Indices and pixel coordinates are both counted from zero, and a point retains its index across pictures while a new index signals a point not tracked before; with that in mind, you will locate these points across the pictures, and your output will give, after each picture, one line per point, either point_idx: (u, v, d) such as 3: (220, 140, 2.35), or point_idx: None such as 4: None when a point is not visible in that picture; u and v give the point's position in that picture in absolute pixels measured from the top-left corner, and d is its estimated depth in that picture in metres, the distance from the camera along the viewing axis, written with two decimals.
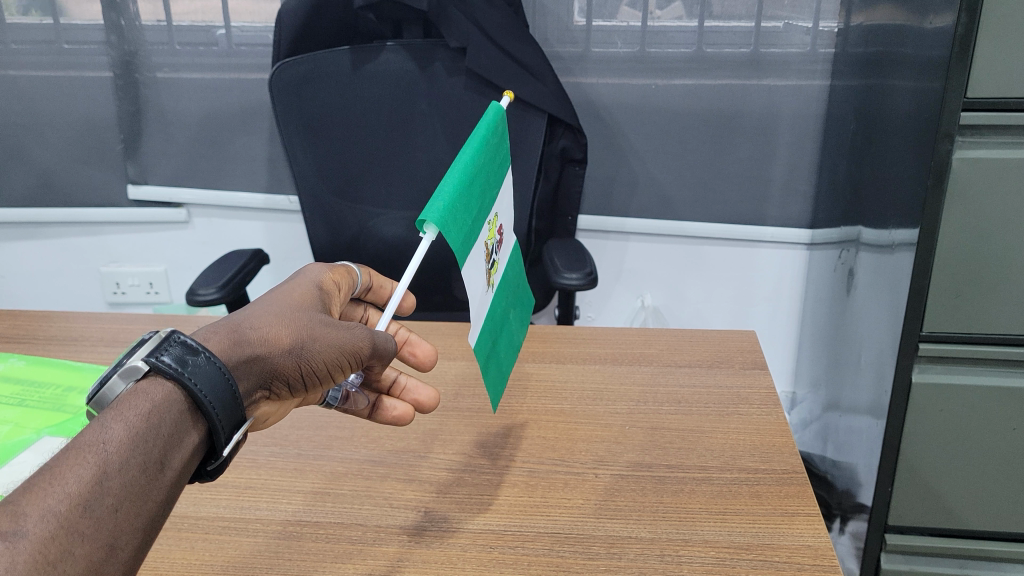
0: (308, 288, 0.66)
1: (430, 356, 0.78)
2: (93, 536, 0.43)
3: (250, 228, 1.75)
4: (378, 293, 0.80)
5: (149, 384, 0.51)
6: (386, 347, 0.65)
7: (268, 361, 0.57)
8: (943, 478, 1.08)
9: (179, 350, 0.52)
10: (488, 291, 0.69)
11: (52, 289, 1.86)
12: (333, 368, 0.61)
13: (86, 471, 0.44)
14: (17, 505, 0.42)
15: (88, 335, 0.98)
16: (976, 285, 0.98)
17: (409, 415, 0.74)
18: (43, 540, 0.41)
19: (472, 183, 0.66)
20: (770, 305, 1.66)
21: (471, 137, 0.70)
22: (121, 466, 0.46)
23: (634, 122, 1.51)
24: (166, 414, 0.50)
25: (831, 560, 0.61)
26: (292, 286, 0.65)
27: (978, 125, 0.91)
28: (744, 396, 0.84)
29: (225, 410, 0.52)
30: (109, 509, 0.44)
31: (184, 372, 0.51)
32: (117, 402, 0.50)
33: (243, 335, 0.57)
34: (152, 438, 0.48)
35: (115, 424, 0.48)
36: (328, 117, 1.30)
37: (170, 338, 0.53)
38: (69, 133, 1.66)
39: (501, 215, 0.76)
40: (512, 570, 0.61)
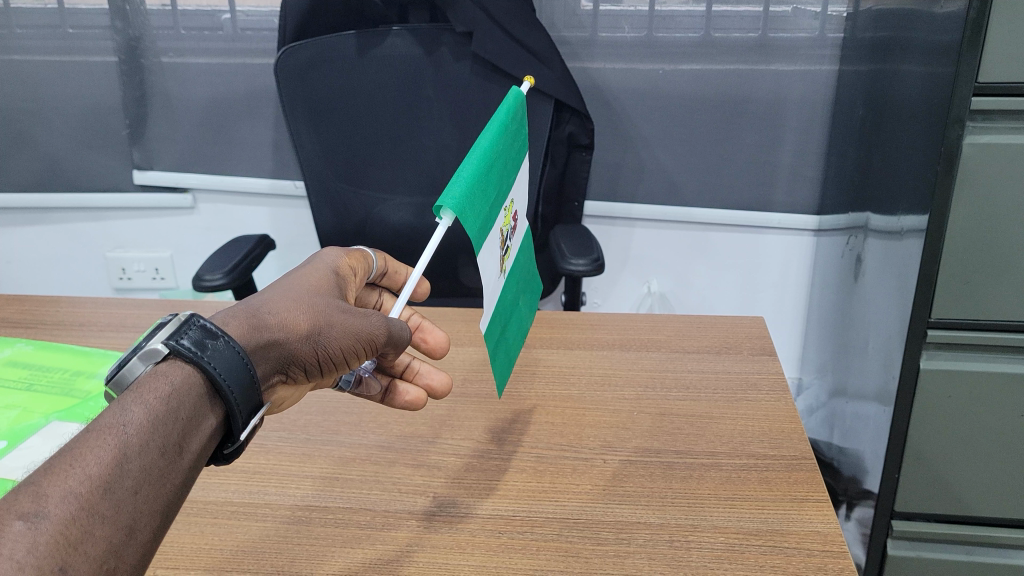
0: (323, 270, 0.66)
1: (442, 345, 0.78)
2: (113, 518, 0.43)
3: (255, 213, 1.75)
4: (393, 279, 0.80)
5: (169, 371, 0.51)
6: (400, 336, 0.65)
7: (287, 346, 0.57)
8: (950, 464, 1.08)
9: (200, 335, 0.52)
10: (501, 278, 0.69)
11: (58, 275, 1.86)
12: (346, 356, 0.61)
13: (106, 453, 0.44)
14: (38, 486, 0.42)
15: (95, 320, 0.98)
16: (987, 270, 0.98)
17: (422, 400, 0.74)
18: (65, 521, 0.41)
19: (490, 170, 0.66)
20: (777, 290, 1.66)
21: (490, 123, 0.69)
22: (143, 449, 0.46)
23: (641, 108, 1.51)
24: (185, 397, 0.50)
25: (841, 546, 0.60)
26: (305, 269, 0.65)
27: (989, 111, 0.91)
28: (752, 381, 0.83)
29: (243, 394, 0.52)
30: (128, 492, 0.44)
31: (205, 358, 0.51)
32: (136, 388, 0.49)
33: (263, 319, 0.57)
34: (171, 421, 0.48)
35: (135, 406, 0.47)
36: (334, 103, 1.30)
37: (189, 324, 0.52)
38: (74, 117, 1.65)
39: (516, 203, 0.76)
40: (520, 555, 0.60)
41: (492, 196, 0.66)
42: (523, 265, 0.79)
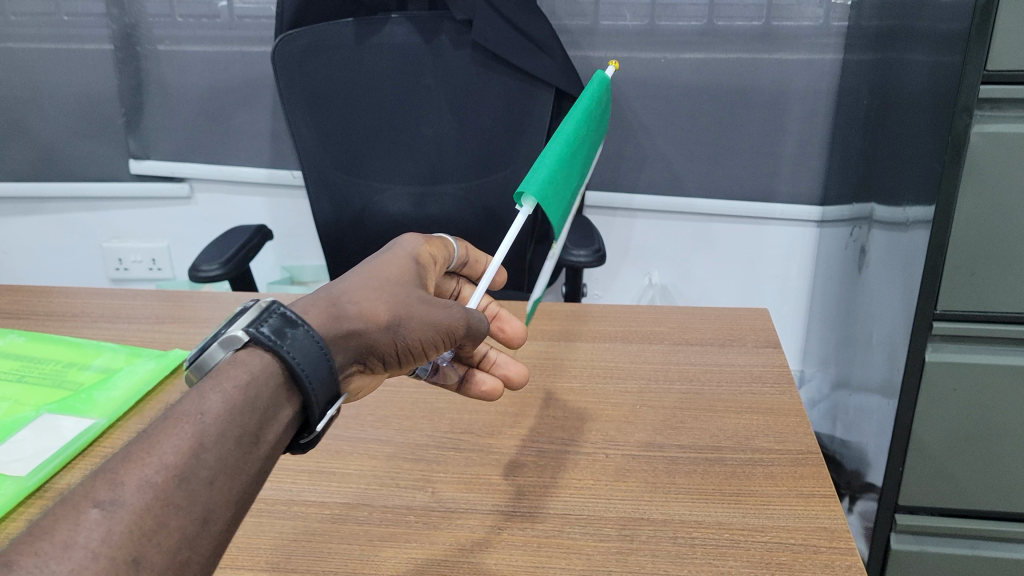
0: (400, 255, 0.64)
1: (518, 334, 0.76)
2: (187, 508, 0.40)
3: (254, 204, 1.74)
4: (473, 268, 0.79)
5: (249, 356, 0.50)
6: (478, 328, 0.64)
7: (365, 337, 0.56)
8: (955, 458, 1.07)
9: (281, 322, 0.51)
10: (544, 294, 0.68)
11: (54, 265, 1.85)
12: (423, 348, 0.60)
13: (184, 441, 0.42)
14: (114, 473, 0.40)
15: (89, 310, 0.97)
16: (994, 262, 0.96)
17: (497, 392, 0.72)
18: (139, 510, 0.38)
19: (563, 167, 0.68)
20: (779, 282, 1.65)
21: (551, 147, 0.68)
22: (224, 434, 0.44)
23: (642, 97, 1.49)
24: (263, 386, 0.48)
25: (849, 542, 0.59)
26: (384, 254, 0.63)
27: (997, 99, 0.89)
28: (757, 374, 0.82)
29: (321, 385, 0.51)
30: (204, 482, 0.42)
31: (284, 346, 0.50)
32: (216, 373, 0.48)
33: (340, 309, 0.56)
34: (249, 410, 0.46)
35: (213, 394, 0.46)
36: (332, 91, 1.28)
37: (268, 311, 0.51)
38: (69, 106, 1.63)
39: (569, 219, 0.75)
40: (520, 551, 0.59)
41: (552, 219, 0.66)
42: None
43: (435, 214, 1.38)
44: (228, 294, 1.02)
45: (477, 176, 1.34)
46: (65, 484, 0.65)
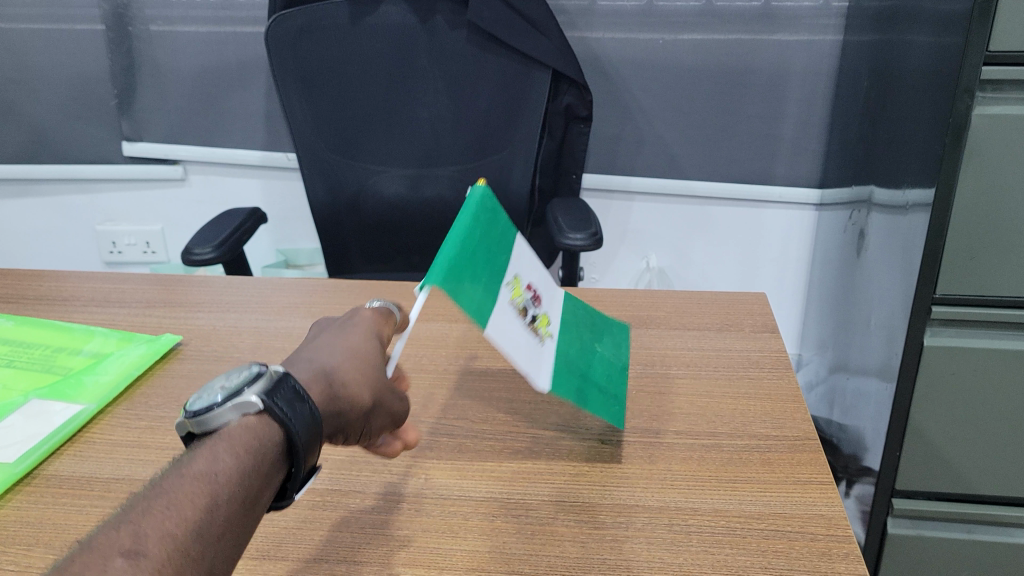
0: (361, 320, 0.64)
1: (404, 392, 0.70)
2: (201, 561, 0.40)
3: (248, 186, 1.72)
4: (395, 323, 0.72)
5: (255, 425, 0.49)
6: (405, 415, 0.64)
7: (351, 411, 0.56)
8: (952, 442, 1.07)
9: (289, 393, 0.51)
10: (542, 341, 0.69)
11: (47, 248, 1.84)
12: (381, 432, 0.60)
13: (200, 498, 0.42)
14: (135, 525, 0.40)
15: (79, 295, 0.96)
16: (994, 246, 0.96)
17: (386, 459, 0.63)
18: (163, 558, 0.39)
19: (474, 250, 0.65)
20: (777, 265, 1.64)
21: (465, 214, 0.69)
22: (232, 496, 0.44)
23: (640, 79, 1.47)
24: (267, 456, 0.48)
25: (845, 530, 0.58)
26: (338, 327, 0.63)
27: (999, 81, 0.88)
28: (754, 360, 0.81)
29: (310, 463, 0.50)
30: (216, 536, 0.42)
31: (290, 415, 0.49)
32: (220, 441, 0.47)
33: (333, 383, 0.55)
34: (255, 476, 0.46)
35: (225, 458, 0.45)
36: (327, 72, 1.26)
37: (277, 379, 0.51)
38: (61, 87, 1.61)
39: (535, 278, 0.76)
40: (514, 539, 0.58)
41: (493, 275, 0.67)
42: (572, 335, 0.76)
43: (430, 195, 1.37)
44: (220, 278, 1.01)
45: (473, 158, 1.34)
46: (52, 470, 0.64)
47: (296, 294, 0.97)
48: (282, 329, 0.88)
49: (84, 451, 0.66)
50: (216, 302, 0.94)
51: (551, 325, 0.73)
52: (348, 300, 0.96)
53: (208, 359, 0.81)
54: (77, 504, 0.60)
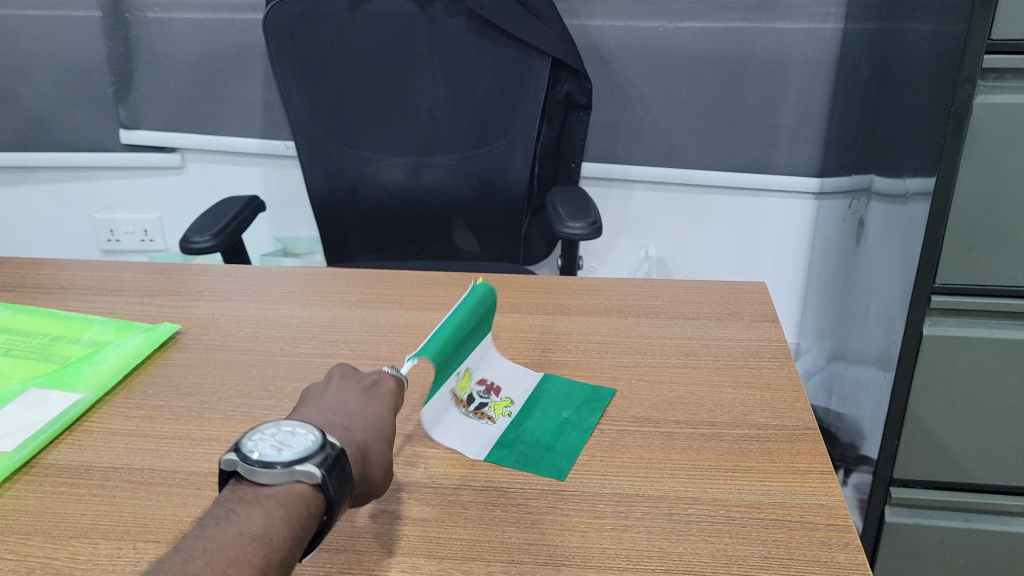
0: (388, 390, 0.62)
1: None
2: None
3: (246, 174, 1.72)
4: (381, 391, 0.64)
5: (306, 494, 0.49)
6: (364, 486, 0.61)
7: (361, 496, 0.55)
8: (950, 431, 1.07)
9: (341, 468, 0.51)
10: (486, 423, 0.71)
11: (45, 237, 1.83)
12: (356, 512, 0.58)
13: (256, 559, 0.43)
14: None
15: (77, 283, 0.95)
16: (994, 235, 0.95)
17: None
18: None
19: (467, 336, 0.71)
20: (776, 255, 1.64)
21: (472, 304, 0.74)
22: (280, 565, 0.44)
23: (640, 67, 1.47)
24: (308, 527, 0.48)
25: (846, 520, 0.58)
26: (365, 391, 0.61)
27: (1001, 69, 0.87)
28: (754, 349, 0.81)
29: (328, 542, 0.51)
30: None
31: (336, 491, 0.50)
32: (270, 502, 0.47)
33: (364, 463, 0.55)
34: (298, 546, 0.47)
35: (278, 523, 0.46)
36: (325, 60, 1.25)
37: (332, 450, 0.51)
38: (58, 75, 1.61)
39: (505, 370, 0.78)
40: (514, 529, 0.58)
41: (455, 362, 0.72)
42: (539, 408, 0.73)
43: (429, 184, 1.37)
44: (219, 266, 1.01)
45: (472, 146, 1.33)
46: (51, 459, 0.64)
47: (294, 283, 0.97)
48: (280, 317, 0.88)
49: (83, 440, 0.66)
50: (215, 291, 0.94)
51: (511, 406, 0.74)
52: (347, 289, 0.96)
53: (207, 348, 0.81)
54: (76, 493, 0.60)
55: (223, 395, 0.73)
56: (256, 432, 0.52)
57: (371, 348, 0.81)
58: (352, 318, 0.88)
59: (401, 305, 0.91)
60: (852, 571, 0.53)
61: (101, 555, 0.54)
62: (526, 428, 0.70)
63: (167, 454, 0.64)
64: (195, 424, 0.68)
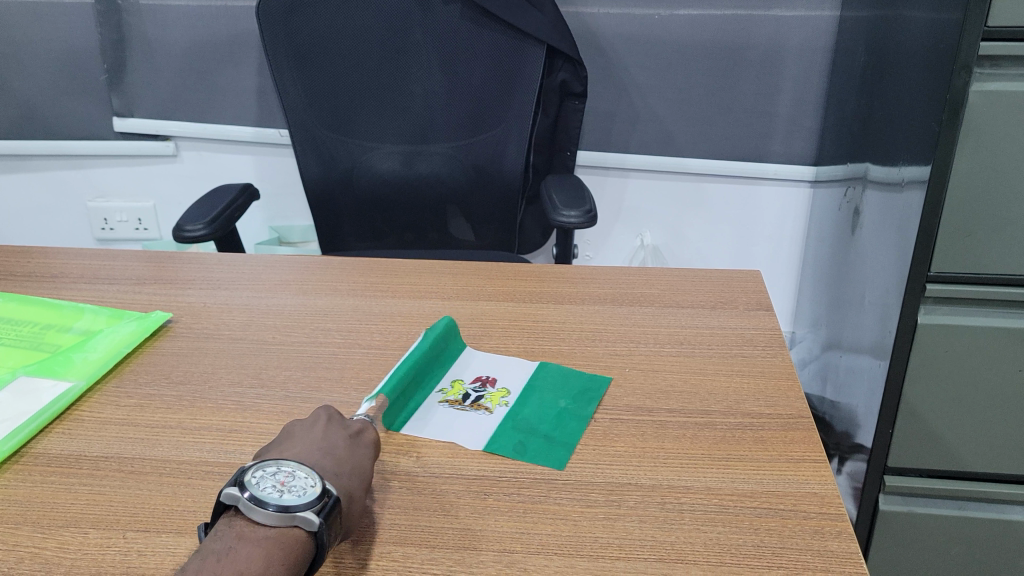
0: (372, 443, 0.60)
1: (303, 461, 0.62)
2: None
3: (240, 162, 1.71)
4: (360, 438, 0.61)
5: (302, 539, 0.49)
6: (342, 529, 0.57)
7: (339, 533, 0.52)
8: (944, 419, 1.07)
9: (337, 515, 0.51)
10: (480, 415, 0.70)
11: (38, 225, 1.83)
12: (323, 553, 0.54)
13: None
14: None
15: (68, 272, 0.95)
16: (988, 223, 0.95)
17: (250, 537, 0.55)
18: None
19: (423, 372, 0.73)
20: (771, 243, 1.63)
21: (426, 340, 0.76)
22: None
23: (636, 55, 1.46)
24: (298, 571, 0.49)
25: (839, 508, 0.58)
26: (350, 439, 0.58)
27: (997, 57, 0.87)
28: (748, 337, 0.81)
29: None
30: None
31: (329, 539, 0.50)
32: (267, 543, 0.48)
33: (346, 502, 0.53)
34: None
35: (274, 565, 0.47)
36: (319, 47, 1.24)
37: (330, 497, 0.52)
38: (50, 62, 1.60)
39: (502, 367, 0.77)
40: (506, 517, 0.58)
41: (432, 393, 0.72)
42: (536, 395, 0.73)
43: (424, 172, 1.36)
44: (211, 255, 1.01)
45: (467, 135, 1.33)
46: (42, 448, 0.64)
47: (287, 271, 0.97)
48: (273, 306, 0.87)
49: (74, 429, 0.66)
50: (207, 279, 0.94)
51: (507, 395, 0.73)
52: (340, 277, 0.95)
53: (199, 337, 0.80)
54: (66, 482, 0.60)
55: (215, 384, 0.72)
56: (259, 470, 0.53)
57: (363, 337, 0.81)
58: (345, 307, 0.87)
59: (395, 294, 0.91)
60: (845, 560, 0.53)
61: (91, 544, 0.53)
62: (523, 416, 0.70)
63: (158, 443, 0.64)
64: (186, 413, 0.68)
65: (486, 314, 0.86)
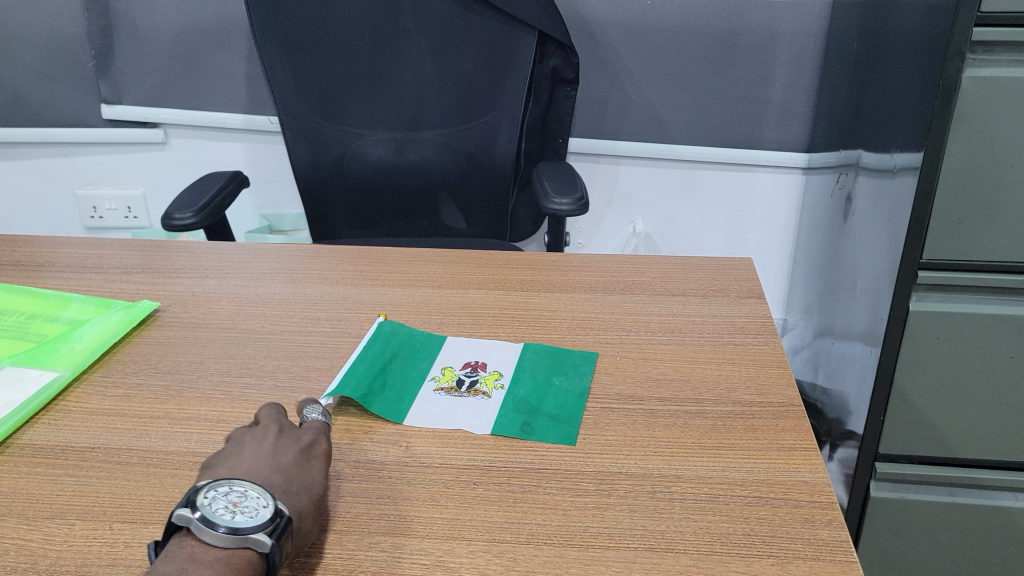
0: (325, 454, 0.59)
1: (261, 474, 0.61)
2: None
3: (230, 149, 1.70)
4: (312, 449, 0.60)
5: (253, 561, 0.48)
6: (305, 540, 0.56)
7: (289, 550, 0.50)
8: (936, 406, 1.07)
9: (289, 536, 0.50)
10: (484, 399, 0.70)
11: (27, 213, 1.81)
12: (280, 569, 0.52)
13: None
14: None
15: (56, 261, 0.94)
16: (980, 209, 0.95)
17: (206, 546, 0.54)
18: None
19: (386, 364, 0.73)
20: (764, 230, 1.63)
21: (377, 337, 0.77)
22: None
23: (628, 40, 1.45)
24: None
25: (829, 496, 0.58)
26: (302, 453, 0.57)
27: (990, 42, 0.87)
28: (740, 325, 0.81)
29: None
30: None
31: (280, 561, 0.49)
32: (219, 567, 0.47)
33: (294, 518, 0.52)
34: None
35: None
36: (308, 34, 1.23)
37: (282, 518, 0.50)
38: (37, 48, 1.58)
39: (487, 350, 0.77)
40: (496, 507, 0.57)
41: (409, 378, 0.73)
42: (528, 377, 0.73)
43: (415, 159, 1.35)
44: (200, 243, 1.00)
45: (459, 122, 1.32)
46: (27, 439, 0.63)
47: (276, 260, 0.96)
48: (262, 295, 0.87)
49: (60, 419, 0.65)
50: (195, 268, 0.93)
51: (502, 377, 0.73)
52: (330, 266, 0.95)
53: (187, 326, 0.80)
54: (52, 473, 0.59)
55: (203, 373, 0.72)
56: (210, 489, 0.51)
57: (353, 326, 0.81)
58: (334, 296, 0.87)
59: (385, 282, 0.90)
60: (835, 548, 0.53)
61: (77, 536, 0.53)
62: (520, 398, 0.70)
63: (146, 434, 0.64)
64: (174, 403, 0.68)
65: (476, 302, 0.86)
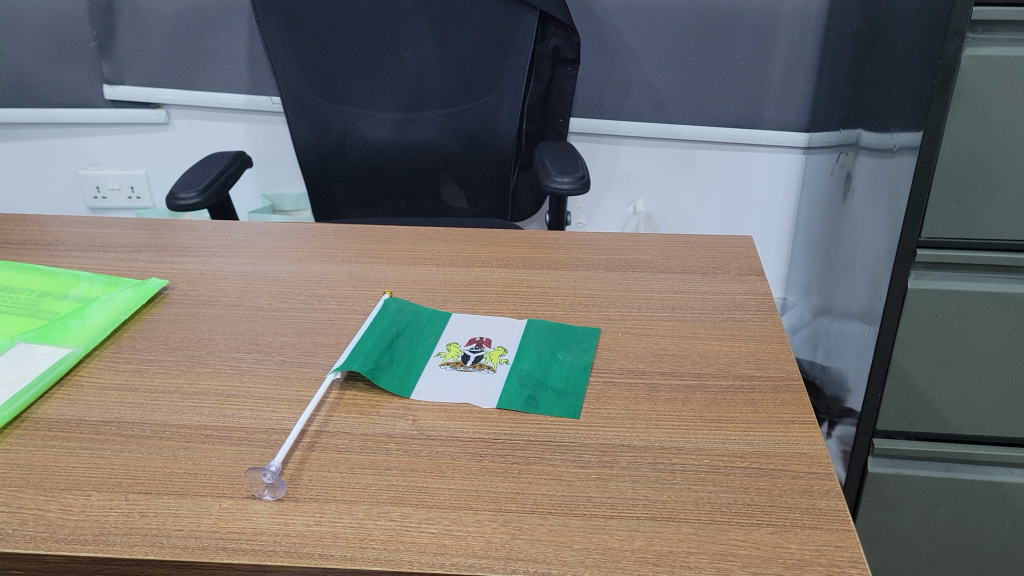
0: None
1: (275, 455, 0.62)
2: None
3: (231, 129, 1.71)
4: None
5: None
6: None
7: None
8: (933, 383, 1.08)
9: None
10: (489, 373, 0.71)
11: (29, 193, 1.82)
12: None
13: None
14: None
15: (64, 239, 0.95)
16: (978, 188, 0.96)
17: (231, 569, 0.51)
18: None
19: (392, 341, 0.74)
20: (764, 210, 1.64)
21: (383, 314, 0.77)
22: None
23: (629, 21, 1.45)
24: None
25: (828, 468, 0.59)
26: None
27: (990, 21, 0.88)
28: (740, 302, 0.82)
29: None
30: None
31: None
32: None
33: None
34: None
35: None
36: (309, 13, 1.24)
37: None
38: (39, 29, 1.58)
39: (492, 326, 0.78)
40: (502, 478, 0.58)
41: (416, 354, 0.74)
42: (531, 351, 0.74)
43: (417, 139, 1.36)
44: (205, 222, 1.01)
45: (460, 102, 1.32)
46: (42, 413, 0.64)
47: (282, 239, 0.97)
48: (269, 273, 0.88)
49: (73, 394, 0.67)
50: (202, 247, 0.94)
51: (507, 352, 0.75)
52: (335, 244, 0.96)
53: (195, 303, 0.81)
54: (67, 446, 0.60)
55: (212, 349, 0.73)
56: None
57: (359, 303, 0.82)
58: (339, 274, 0.88)
59: (388, 260, 0.91)
60: (832, 517, 0.55)
61: (94, 506, 0.54)
62: (524, 371, 0.71)
63: (158, 408, 0.65)
64: (185, 377, 0.69)
65: (480, 280, 0.87)
